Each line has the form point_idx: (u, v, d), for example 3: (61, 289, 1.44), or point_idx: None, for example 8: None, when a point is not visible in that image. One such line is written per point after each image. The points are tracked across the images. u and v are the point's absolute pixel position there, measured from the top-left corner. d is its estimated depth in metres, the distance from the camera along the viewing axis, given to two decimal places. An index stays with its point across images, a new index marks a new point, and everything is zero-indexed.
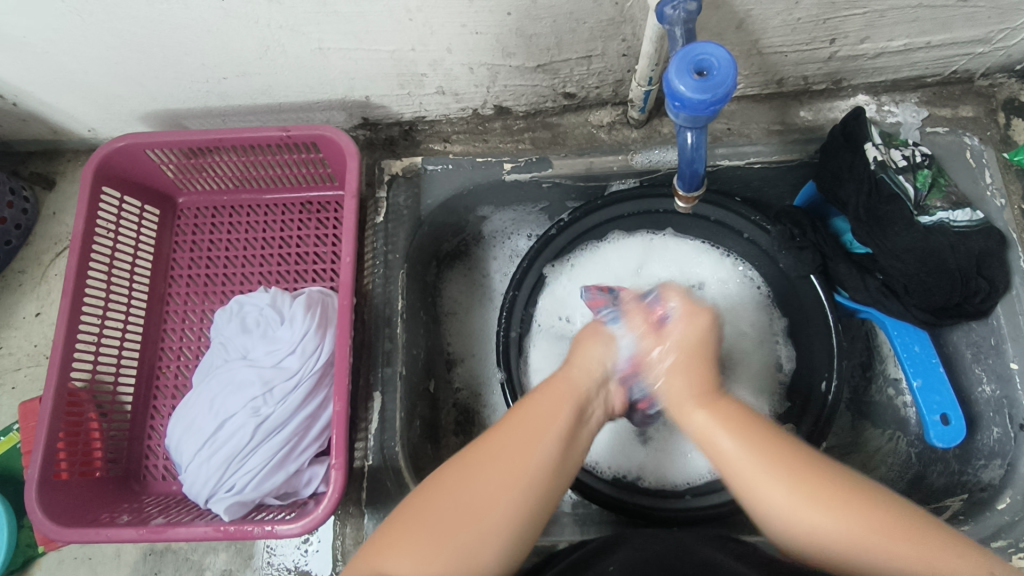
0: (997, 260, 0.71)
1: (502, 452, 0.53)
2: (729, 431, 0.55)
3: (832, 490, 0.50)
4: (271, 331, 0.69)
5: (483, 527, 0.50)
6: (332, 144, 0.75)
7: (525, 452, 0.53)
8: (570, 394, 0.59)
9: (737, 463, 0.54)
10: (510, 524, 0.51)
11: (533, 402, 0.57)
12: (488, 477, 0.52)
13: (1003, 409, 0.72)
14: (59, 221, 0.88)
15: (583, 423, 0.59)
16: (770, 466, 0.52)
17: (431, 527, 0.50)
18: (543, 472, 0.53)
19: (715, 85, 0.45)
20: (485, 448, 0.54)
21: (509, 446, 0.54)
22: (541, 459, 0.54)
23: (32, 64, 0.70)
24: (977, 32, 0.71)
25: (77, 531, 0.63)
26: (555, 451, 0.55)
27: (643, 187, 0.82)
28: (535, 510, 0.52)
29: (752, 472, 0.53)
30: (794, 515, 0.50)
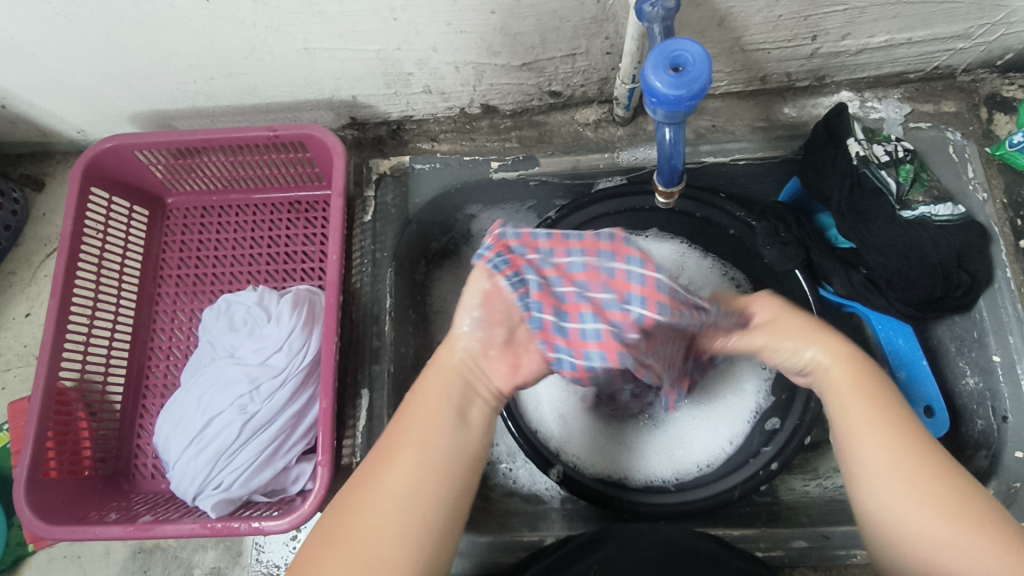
0: (978, 254, 0.71)
1: (397, 446, 0.48)
2: (868, 401, 0.49)
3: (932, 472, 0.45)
4: (259, 329, 0.70)
5: (387, 531, 0.44)
6: (319, 144, 0.76)
7: (419, 444, 0.48)
8: (451, 376, 0.52)
9: (851, 419, 0.49)
10: (416, 523, 0.45)
11: (421, 393, 0.52)
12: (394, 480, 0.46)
13: (986, 401, 0.73)
14: (48, 222, 0.88)
15: (468, 409, 0.52)
16: (886, 430, 0.47)
17: (345, 528, 0.44)
18: (446, 457, 0.48)
19: (690, 80, 0.46)
20: (390, 445, 0.49)
21: (408, 444, 0.48)
22: (440, 451, 0.48)
23: (20, 65, 0.70)
24: (957, 28, 0.72)
25: (65, 529, 0.63)
26: (449, 441, 0.49)
27: (630, 183, 0.81)
28: (446, 505, 0.47)
29: (860, 432, 0.48)
30: (886, 489, 0.45)
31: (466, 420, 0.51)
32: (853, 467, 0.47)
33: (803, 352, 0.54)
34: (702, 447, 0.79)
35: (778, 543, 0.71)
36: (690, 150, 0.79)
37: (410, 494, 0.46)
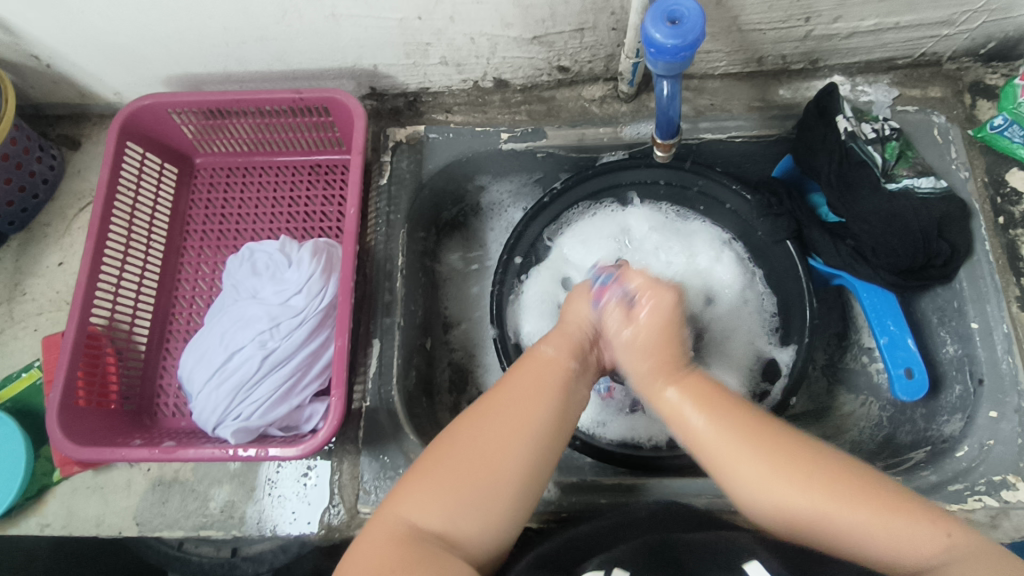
0: (958, 226, 0.76)
1: (514, 398, 0.58)
2: (749, 455, 0.53)
3: (789, 457, 0.52)
4: (280, 273, 0.76)
5: (501, 470, 0.53)
6: (341, 107, 0.81)
7: (528, 403, 0.57)
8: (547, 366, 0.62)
9: (704, 441, 0.56)
10: (532, 454, 0.55)
11: (525, 365, 0.62)
12: (498, 426, 0.55)
13: (964, 366, 0.77)
14: (83, 178, 0.94)
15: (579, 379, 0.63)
16: (750, 450, 0.53)
17: (459, 462, 0.53)
18: (549, 420, 0.57)
19: (686, 31, 0.51)
20: (490, 401, 0.58)
21: (520, 395, 0.58)
22: (546, 412, 0.57)
23: (69, 24, 0.76)
24: (941, 14, 0.76)
25: (93, 450, 0.68)
26: (549, 406, 0.58)
27: (632, 158, 0.87)
28: (550, 452, 0.56)
29: (722, 448, 0.54)
30: (755, 486, 0.52)
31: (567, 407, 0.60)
32: (725, 476, 0.54)
33: (539, 346, 0.65)
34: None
35: None
36: (689, 126, 0.84)
37: (530, 439, 0.55)
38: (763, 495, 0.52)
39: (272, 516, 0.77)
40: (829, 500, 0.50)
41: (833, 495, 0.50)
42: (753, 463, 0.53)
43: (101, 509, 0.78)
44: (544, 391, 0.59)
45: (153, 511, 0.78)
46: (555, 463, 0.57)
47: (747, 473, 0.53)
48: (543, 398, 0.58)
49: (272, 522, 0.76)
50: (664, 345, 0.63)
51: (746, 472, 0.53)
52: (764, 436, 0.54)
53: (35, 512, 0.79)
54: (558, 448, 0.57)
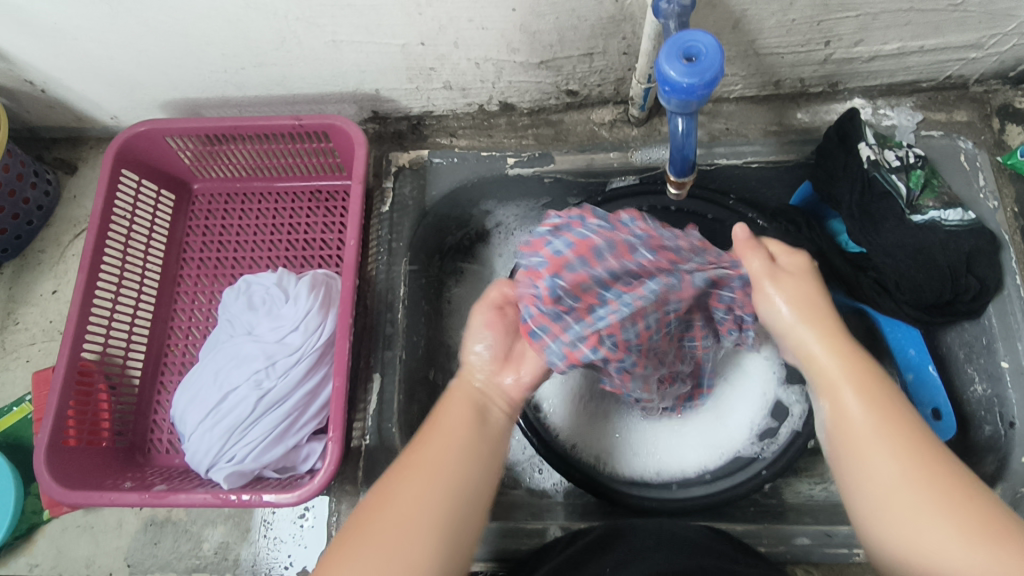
0: (988, 259, 0.72)
1: (431, 445, 0.55)
2: (858, 393, 0.51)
3: (922, 459, 0.47)
4: (276, 309, 0.73)
5: (412, 517, 0.50)
6: (341, 133, 0.78)
7: (439, 454, 0.54)
8: (470, 401, 0.59)
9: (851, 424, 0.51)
10: (452, 502, 0.52)
11: (443, 417, 0.57)
12: (409, 477, 0.53)
13: (994, 408, 0.73)
14: (78, 204, 0.92)
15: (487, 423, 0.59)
16: (881, 435, 0.49)
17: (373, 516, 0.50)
18: (462, 475, 0.54)
19: (702, 69, 0.48)
20: (410, 459, 0.54)
21: (428, 448, 0.55)
22: (457, 460, 0.54)
23: (61, 50, 0.74)
24: (970, 37, 0.73)
25: (82, 494, 0.65)
26: (472, 457, 0.55)
27: (644, 183, 0.83)
28: (464, 507, 0.52)
29: (863, 437, 0.49)
30: (879, 477, 0.48)
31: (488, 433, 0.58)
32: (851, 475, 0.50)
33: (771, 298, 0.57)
34: (708, 447, 0.80)
35: (781, 540, 0.69)
36: (703, 152, 0.81)
37: (449, 485, 0.52)
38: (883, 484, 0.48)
39: (266, 560, 0.74)
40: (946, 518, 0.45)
41: (968, 515, 0.44)
42: (885, 467, 0.48)
43: (92, 550, 0.77)
44: (460, 434, 0.56)
45: (145, 553, 0.76)
46: (473, 525, 0.53)
47: (885, 483, 0.47)
48: (454, 444, 0.55)
49: (267, 565, 0.74)
50: (812, 305, 0.56)
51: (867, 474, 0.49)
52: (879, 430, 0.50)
53: (24, 551, 0.77)
54: (479, 491, 0.54)
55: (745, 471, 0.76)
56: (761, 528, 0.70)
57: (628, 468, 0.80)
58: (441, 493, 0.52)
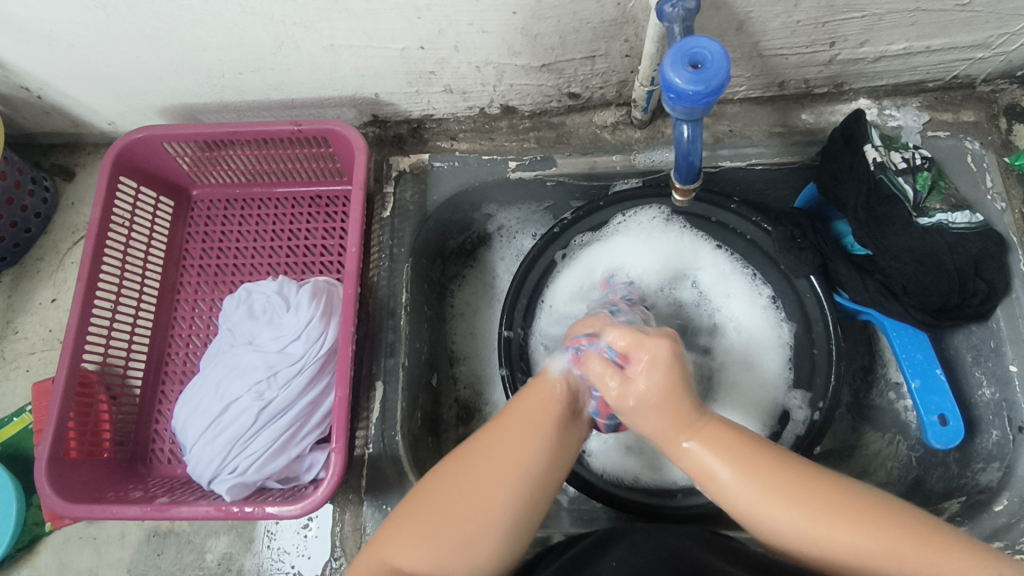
0: (995, 262, 0.71)
1: (514, 426, 0.55)
2: (720, 455, 0.51)
3: (809, 492, 0.49)
4: (277, 318, 0.73)
5: (490, 506, 0.50)
6: (341, 138, 0.77)
7: (527, 438, 0.54)
8: (571, 382, 0.59)
9: (731, 489, 0.51)
10: (525, 493, 0.52)
11: (522, 401, 0.57)
12: (492, 462, 0.52)
13: (1002, 412, 0.72)
14: (76, 211, 0.91)
15: (577, 412, 0.59)
16: (770, 497, 0.49)
17: (431, 510, 0.50)
18: (540, 463, 0.53)
19: (708, 76, 0.47)
20: (492, 433, 0.54)
21: (517, 432, 0.54)
22: (542, 449, 0.54)
23: (57, 57, 0.73)
24: (977, 37, 0.72)
25: (84, 507, 0.65)
26: (549, 441, 0.55)
27: (646, 186, 0.82)
28: (536, 497, 0.53)
29: (755, 505, 0.50)
30: (792, 524, 0.48)
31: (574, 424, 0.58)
32: (759, 519, 0.49)
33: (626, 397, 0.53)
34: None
35: None
36: (707, 154, 0.80)
37: (529, 473, 0.53)
38: (806, 523, 0.48)
39: (270, 570, 0.74)
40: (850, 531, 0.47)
41: (879, 526, 0.47)
42: (784, 506, 0.49)
43: (94, 561, 0.76)
44: (546, 426, 0.55)
45: (148, 564, 0.75)
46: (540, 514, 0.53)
47: (795, 519, 0.48)
48: (541, 434, 0.55)
49: None
50: (674, 396, 0.52)
51: (775, 516, 0.49)
52: (748, 465, 0.51)
53: (26, 563, 0.77)
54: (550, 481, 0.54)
55: None
56: (768, 534, 0.70)
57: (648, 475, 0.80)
58: (522, 483, 0.52)
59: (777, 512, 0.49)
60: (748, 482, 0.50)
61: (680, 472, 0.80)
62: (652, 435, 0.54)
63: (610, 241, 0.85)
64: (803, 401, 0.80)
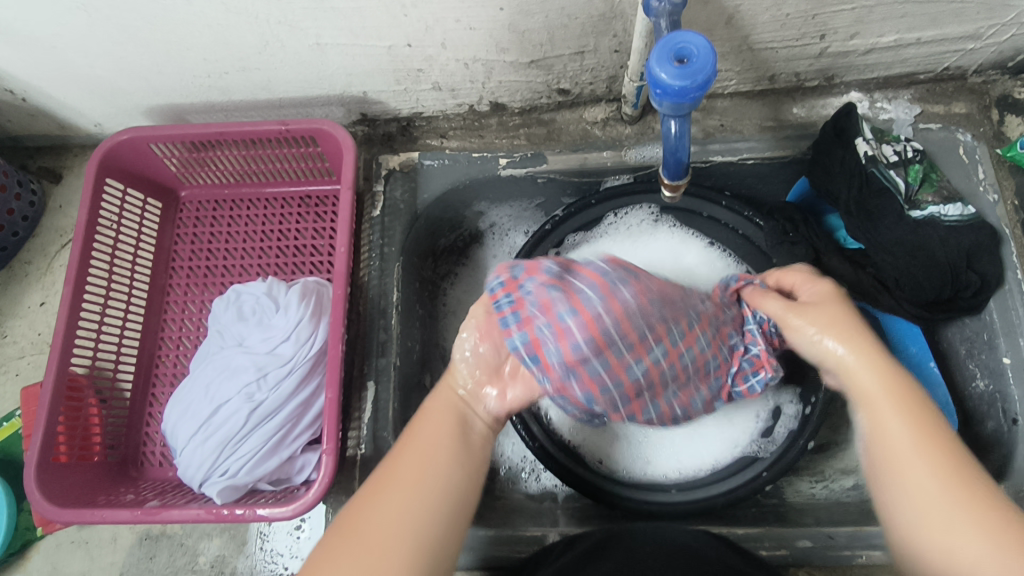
0: (989, 255, 0.71)
1: (404, 459, 0.54)
2: (904, 417, 0.50)
3: (958, 461, 0.47)
4: (267, 319, 0.72)
5: (390, 539, 0.48)
6: (329, 137, 0.77)
7: (420, 471, 0.52)
8: (452, 415, 0.58)
9: (890, 440, 0.49)
10: (429, 521, 0.50)
11: (422, 434, 0.56)
12: (395, 496, 0.50)
13: (995, 404, 0.72)
14: (64, 214, 0.90)
15: (466, 441, 0.57)
16: (926, 451, 0.48)
17: (343, 545, 0.47)
18: (439, 489, 0.52)
19: (694, 72, 0.46)
20: (383, 471, 0.53)
21: (407, 466, 0.53)
22: (441, 479, 0.53)
23: (40, 58, 0.72)
24: (967, 28, 0.71)
25: (73, 512, 0.64)
26: (450, 471, 0.54)
27: (636, 182, 0.82)
28: (443, 526, 0.50)
29: (905, 458, 0.48)
30: (919, 501, 0.46)
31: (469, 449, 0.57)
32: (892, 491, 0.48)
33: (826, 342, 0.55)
34: (723, 441, 0.79)
35: (782, 543, 0.68)
36: (698, 149, 0.79)
37: (428, 503, 0.51)
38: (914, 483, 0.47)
39: (263, 572, 0.74)
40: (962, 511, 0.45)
41: (985, 517, 0.44)
42: (926, 469, 0.47)
43: (87, 565, 0.76)
44: (437, 456, 0.54)
45: (140, 568, 0.75)
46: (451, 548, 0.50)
47: (919, 482, 0.47)
48: (433, 463, 0.53)
49: None
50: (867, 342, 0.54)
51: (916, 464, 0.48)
52: (922, 423, 0.49)
53: (18, 568, 0.76)
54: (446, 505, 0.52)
55: (751, 468, 0.76)
56: (762, 530, 0.69)
57: (654, 474, 0.79)
58: (422, 507, 0.50)
59: (905, 461, 0.48)
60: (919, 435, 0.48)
61: (667, 468, 0.80)
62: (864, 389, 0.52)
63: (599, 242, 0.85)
64: (793, 397, 0.79)
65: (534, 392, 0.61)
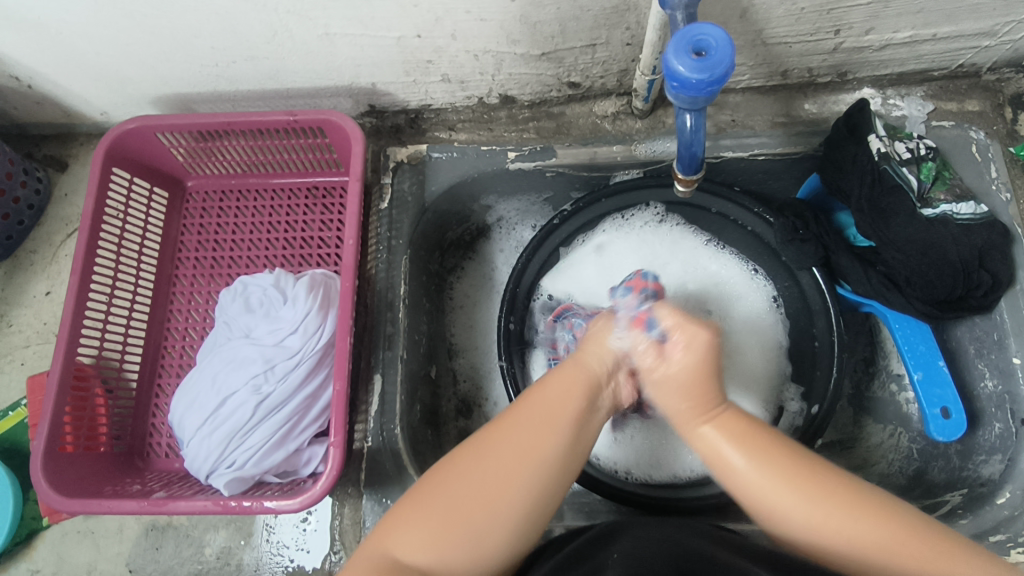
0: (1000, 253, 0.70)
1: (524, 436, 0.52)
2: (743, 449, 0.52)
3: (816, 481, 0.49)
4: (274, 311, 0.72)
5: (499, 503, 0.50)
6: (338, 129, 0.76)
7: (541, 441, 0.52)
8: (588, 382, 0.57)
9: (743, 477, 0.51)
10: (524, 509, 0.50)
11: (547, 391, 0.56)
12: (508, 458, 0.51)
13: (1004, 404, 0.72)
14: (70, 202, 0.90)
15: (595, 411, 0.57)
16: (775, 476, 0.50)
17: (434, 506, 0.50)
18: (557, 462, 0.52)
19: (712, 64, 0.46)
20: (507, 429, 0.53)
21: (532, 427, 0.53)
22: (556, 453, 0.53)
23: (47, 45, 0.71)
24: (983, 25, 0.71)
25: (80, 502, 0.64)
26: (567, 437, 0.54)
27: (648, 177, 0.82)
28: (543, 495, 0.51)
29: (757, 486, 0.50)
30: (805, 518, 0.48)
31: (590, 423, 0.56)
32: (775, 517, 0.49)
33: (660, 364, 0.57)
34: None
35: None
36: (708, 144, 0.79)
37: (544, 470, 0.52)
38: (809, 511, 0.48)
39: (269, 564, 0.74)
40: (844, 517, 0.47)
41: (883, 520, 0.47)
42: (795, 498, 0.49)
43: (92, 555, 0.76)
44: (567, 419, 0.54)
45: (146, 558, 0.75)
46: (548, 514, 0.52)
47: (807, 508, 0.48)
48: (560, 427, 0.54)
49: (269, 569, 0.73)
50: (699, 377, 0.56)
51: (793, 512, 0.49)
52: (755, 441, 0.52)
53: (24, 557, 0.76)
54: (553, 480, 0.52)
55: None
56: (768, 527, 0.70)
57: (664, 475, 0.81)
58: (535, 481, 0.51)
59: (777, 493, 0.49)
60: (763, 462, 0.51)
61: (680, 468, 0.81)
62: (674, 416, 0.57)
63: (597, 240, 0.87)
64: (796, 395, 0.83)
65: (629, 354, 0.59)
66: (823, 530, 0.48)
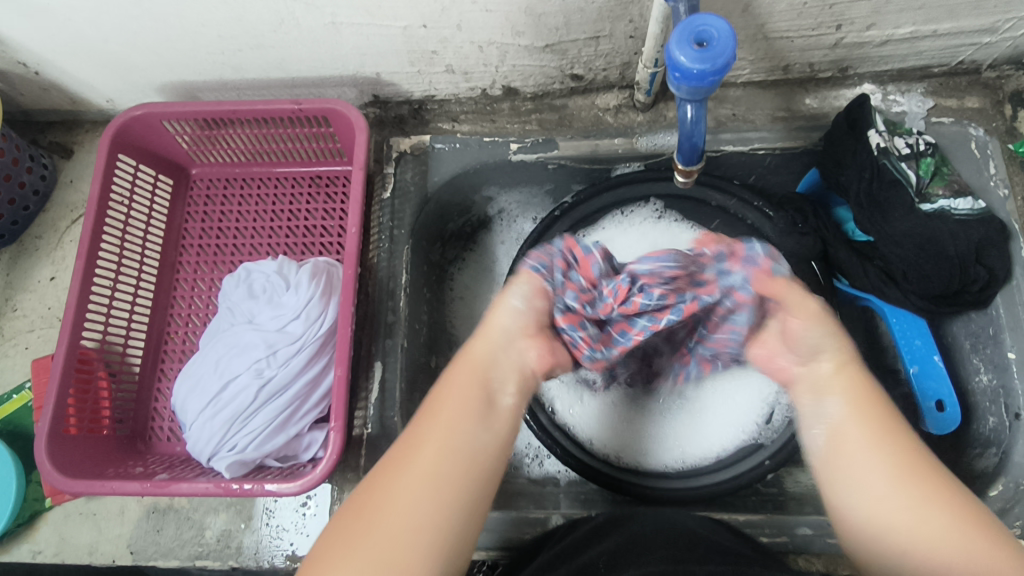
0: (998, 250, 0.71)
1: (425, 436, 0.52)
2: (858, 410, 0.52)
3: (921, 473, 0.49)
4: (277, 297, 0.72)
5: (410, 508, 0.47)
6: (342, 118, 0.77)
7: (445, 440, 0.52)
8: (477, 369, 0.57)
9: (842, 448, 0.51)
10: (436, 516, 0.48)
11: (444, 390, 0.55)
12: (419, 464, 0.50)
13: (999, 398, 0.72)
14: (75, 189, 0.90)
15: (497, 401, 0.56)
16: (886, 451, 0.50)
17: (357, 528, 0.46)
18: (466, 458, 0.51)
19: (714, 55, 0.46)
20: (406, 439, 0.52)
21: (432, 429, 0.52)
22: (466, 450, 0.52)
23: (55, 31, 0.72)
24: (983, 22, 0.71)
25: (84, 483, 0.65)
26: (475, 432, 0.53)
27: (650, 170, 0.82)
28: (461, 501, 0.49)
29: (853, 457, 0.51)
30: (869, 496, 0.49)
31: (497, 420, 0.55)
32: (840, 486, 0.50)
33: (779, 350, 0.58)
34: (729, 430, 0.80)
35: (783, 530, 0.69)
36: (709, 138, 0.79)
37: (452, 470, 0.50)
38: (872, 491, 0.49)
39: (268, 548, 0.74)
40: (908, 498, 0.48)
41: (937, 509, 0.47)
42: (877, 473, 0.49)
43: (94, 537, 0.77)
44: (470, 415, 0.54)
45: (147, 540, 0.76)
46: (471, 528, 0.49)
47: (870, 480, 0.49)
48: (465, 423, 0.53)
49: (269, 553, 0.74)
50: (860, 385, 0.54)
51: (858, 484, 0.50)
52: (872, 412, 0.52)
53: (26, 538, 0.77)
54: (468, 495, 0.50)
55: (754, 456, 0.76)
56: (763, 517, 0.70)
57: (654, 462, 0.79)
58: (448, 481, 0.50)
59: (863, 468, 0.50)
60: (864, 431, 0.51)
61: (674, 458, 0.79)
62: (795, 392, 0.57)
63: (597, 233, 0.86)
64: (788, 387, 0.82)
65: (522, 312, 0.60)
66: (880, 511, 0.48)
